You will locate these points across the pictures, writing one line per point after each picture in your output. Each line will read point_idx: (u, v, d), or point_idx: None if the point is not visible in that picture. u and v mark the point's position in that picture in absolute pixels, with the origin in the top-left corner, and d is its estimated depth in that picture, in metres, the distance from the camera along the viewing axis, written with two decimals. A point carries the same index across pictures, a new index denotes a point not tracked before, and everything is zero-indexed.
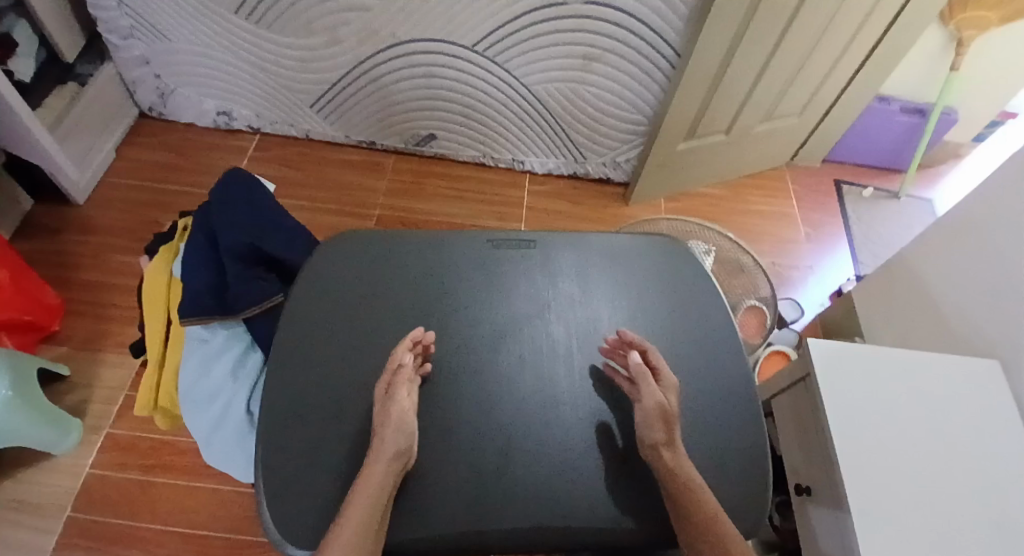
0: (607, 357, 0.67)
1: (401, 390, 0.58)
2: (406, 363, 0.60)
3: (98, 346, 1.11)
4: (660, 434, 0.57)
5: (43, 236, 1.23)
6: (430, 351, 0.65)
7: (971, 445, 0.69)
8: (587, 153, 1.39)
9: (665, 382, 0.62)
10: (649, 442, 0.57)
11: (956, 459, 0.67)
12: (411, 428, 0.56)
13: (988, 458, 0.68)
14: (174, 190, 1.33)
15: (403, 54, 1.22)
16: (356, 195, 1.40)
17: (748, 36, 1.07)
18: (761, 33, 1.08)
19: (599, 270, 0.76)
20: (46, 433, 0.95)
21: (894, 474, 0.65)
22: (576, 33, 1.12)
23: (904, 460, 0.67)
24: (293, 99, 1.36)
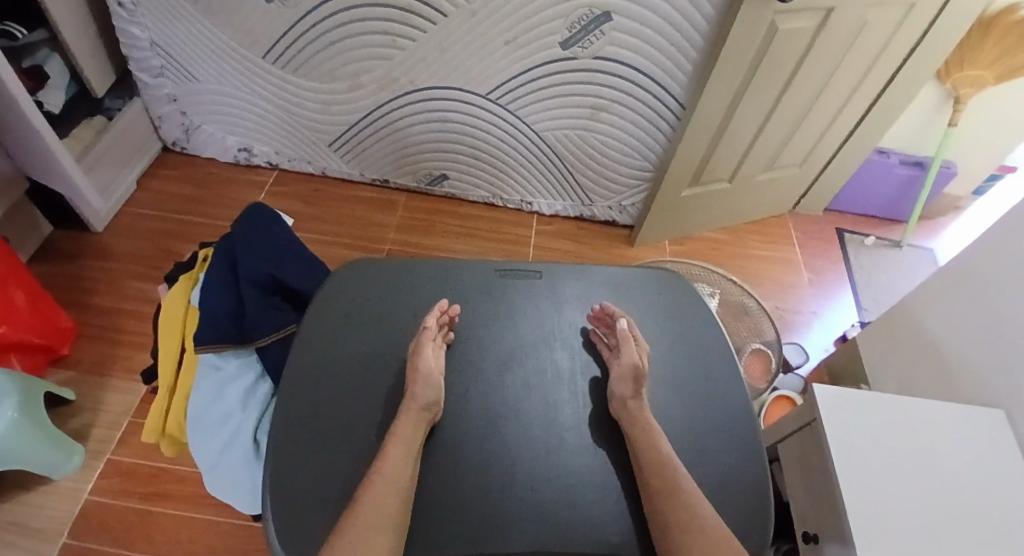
0: (591, 326, 0.74)
1: (428, 347, 0.63)
2: (432, 327, 0.66)
3: (106, 371, 1.12)
4: (629, 388, 0.63)
5: (61, 260, 1.26)
6: (454, 322, 0.71)
7: (980, 496, 0.68)
8: (594, 197, 1.43)
9: (643, 348, 0.68)
10: (619, 397, 0.63)
11: (965, 510, 0.67)
12: (437, 384, 0.61)
13: (998, 509, 0.67)
14: (191, 221, 1.37)
15: (420, 100, 1.27)
16: (367, 230, 1.44)
17: (751, 90, 1.12)
18: (764, 88, 1.13)
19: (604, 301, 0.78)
20: (47, 456, 0.95)
21: (902, 523, 0.65)
22: (585, 84, 1.18)
23: (912, 509, 0.66)
24: (312, 139, 1.42)
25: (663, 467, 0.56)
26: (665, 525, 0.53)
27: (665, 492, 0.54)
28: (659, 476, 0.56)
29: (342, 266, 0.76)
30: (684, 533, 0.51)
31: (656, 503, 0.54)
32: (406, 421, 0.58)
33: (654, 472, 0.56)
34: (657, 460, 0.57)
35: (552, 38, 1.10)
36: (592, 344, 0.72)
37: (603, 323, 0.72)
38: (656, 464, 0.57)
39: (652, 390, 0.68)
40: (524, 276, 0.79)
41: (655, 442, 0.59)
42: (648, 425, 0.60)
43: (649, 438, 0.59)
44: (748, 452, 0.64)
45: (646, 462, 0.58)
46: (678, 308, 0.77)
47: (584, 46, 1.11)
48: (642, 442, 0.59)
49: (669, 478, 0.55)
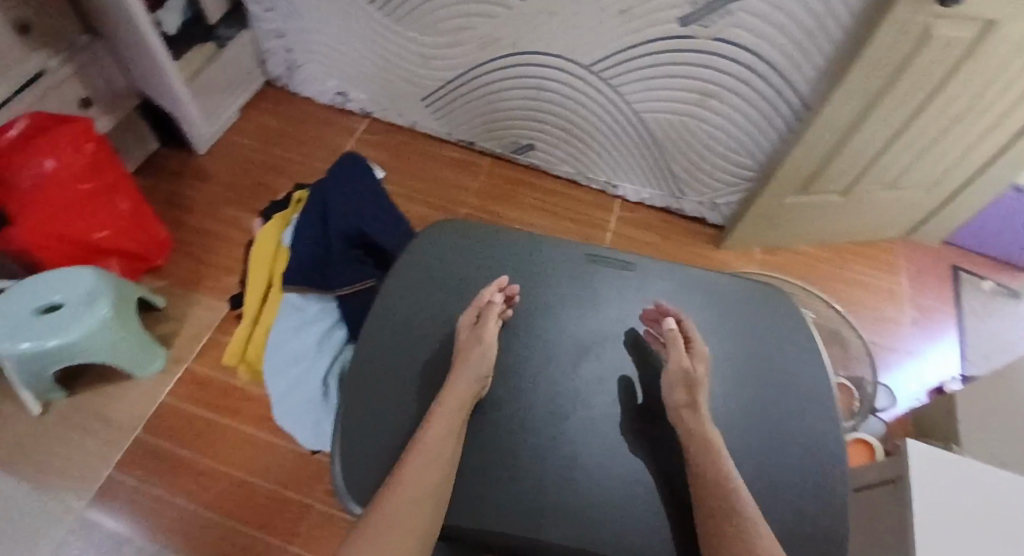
0: (645, 326, 0.68)
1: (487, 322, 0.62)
2: (496, 301, 0.64)
3: (192, 286, 1.18)
4: (681, 396, 0.59)
5: (163, 177, 1.33)
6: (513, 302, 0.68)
7: None
8: (685, 190, 1.35)
9: (700, 352, 0.63)
10: (673, 404, 0.59)
11: None
12: (489, 362, 0.60)
13: None
14: (282, 157, 1.41)
15: (519, 64, 1.23)
16: (449, 191, 1.43)
17: (884, 104, 1.00)
18: (899, 102, 1.00)
19: (694, 306, 0.72)
20: (133, 355, 1.02)
21: None
22: (697, 67, 1.10)
23: None
24: (406, 91, 1.41)
25: (719, 485, 0.52)
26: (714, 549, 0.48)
27: (718, 515, 0.50)
28: (714, 498, 0.51)
29: (432, 223, 0.74)
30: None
31: (707, 524, 0.50)
32: (457, 390, 0.57)
33: (708, 490, 0.52)
34: (712, 479, 0.52)
35: (669, 13, 1.02)
36: (645, 343, 0.68)
37: (656, 322, 0.67)
38: (711, 481, 0.52)
39: (728, 408, 0.64)
40: (615, 265, 0.75)
41: (712, 457, 0.54)
42: (707, 436, 0.56)
43: (706, 453, 0.54)
44: (825, 493, 0.59)
45: (700, 477, 0.53)
46: (773, 326, 0.71)
47: (705, 25, 1.02)
48: (700, 457, 0.54)
49: (726, 502, 0.50)
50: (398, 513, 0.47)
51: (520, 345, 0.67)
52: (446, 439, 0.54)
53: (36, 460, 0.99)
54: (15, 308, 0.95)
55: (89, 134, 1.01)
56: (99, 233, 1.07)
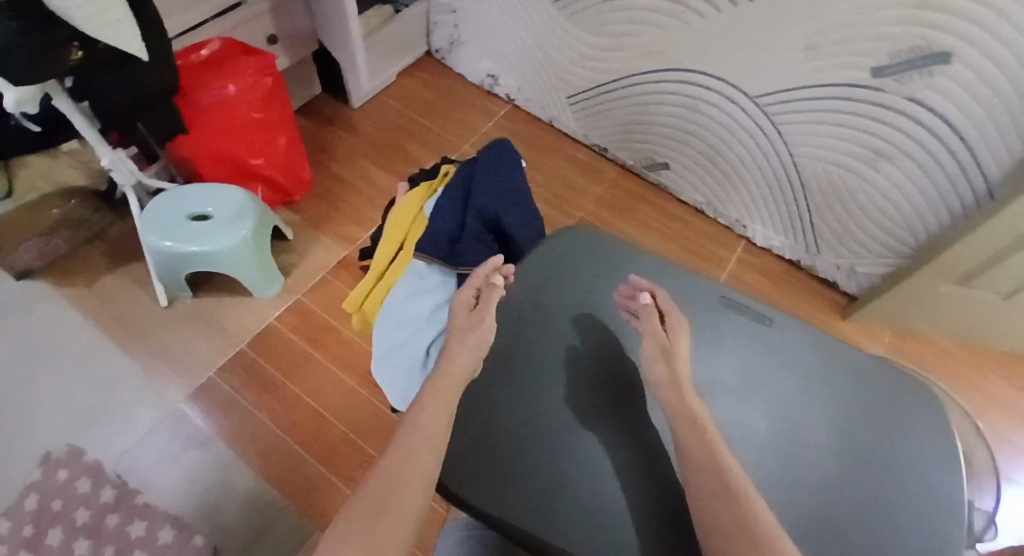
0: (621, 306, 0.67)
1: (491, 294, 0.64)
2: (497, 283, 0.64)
3: (317, 226, 1.26)
4: (664, 375, 0.56)
5: (317, 121, 1.43)
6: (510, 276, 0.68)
7: None
8: (823, 247, 1.26)
9: (677, 328, 0.60)
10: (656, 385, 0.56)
11: None
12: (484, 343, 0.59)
13: None
14: (424, 124, 1.46)
15: (678, 81, 1.19)
16: (569, 192, 1.42)
17: None
18: None
19: None
20: (257, 276, 1.11)
21: None
22: (878, 123, 1.00)
23: None
24: (556, 86, 1.41)
25: (715, 471, 0.46)
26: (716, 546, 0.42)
27: (712, 491, 0.45)
28: (706, 475, 0.46)
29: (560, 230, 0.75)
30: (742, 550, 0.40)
31: (703, 514, 0.44)
32: (455, 368, 0.57)
33: (698, 474, 0.47)
34: (703, 458, 0.47)
35: (863, 60, 0.94)
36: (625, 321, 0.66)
37: (632, 301, 0.65)
38: (704, 459, 0.47)
39: None
40: (751, 315, 0.66)
41: (701, 435, 0.49)
42: (699, 419, 0.51)
43: (695, 433, 0.50)
44: None
45: (692, 460, 0.48)
46: None
47: (901, 81, 0.93)
48: (687, 435, 0.50)
49: (724, 480, 0.45)
50: (384, 488, 0.44)
51: (589, 347, 0.64)
52: (437, 417, 0.51)
53: (152, 344, 1.09)
54: (172, 210, 1.06)
55: (268, 69, 1.10)
56: (254, 160, 1.16)
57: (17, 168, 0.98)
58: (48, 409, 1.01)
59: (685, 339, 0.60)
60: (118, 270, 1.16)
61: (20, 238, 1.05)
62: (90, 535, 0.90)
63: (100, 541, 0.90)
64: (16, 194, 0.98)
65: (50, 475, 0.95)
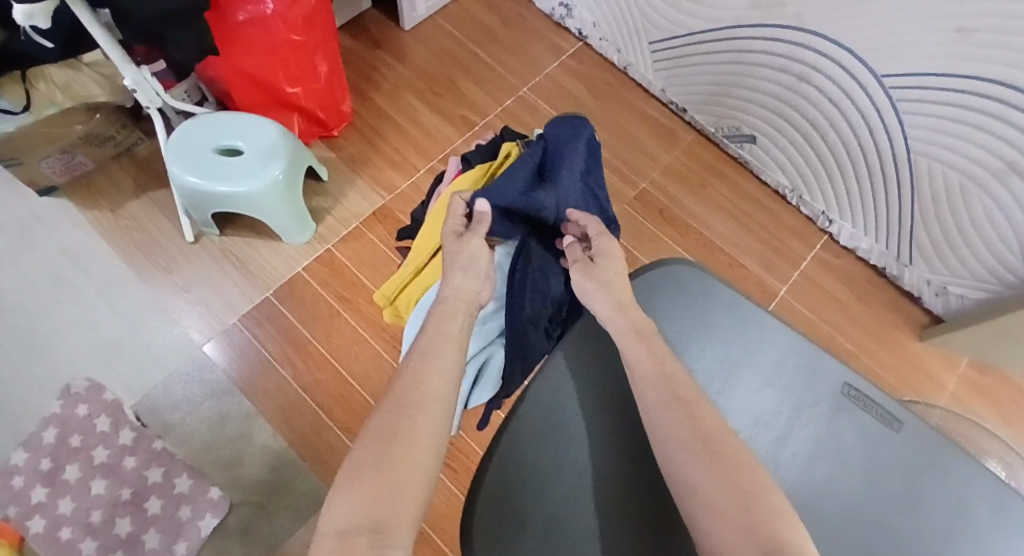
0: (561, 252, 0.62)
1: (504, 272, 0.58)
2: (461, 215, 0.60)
3: (355, 167, 1.15)
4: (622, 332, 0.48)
5: (364, 41, 1.27)
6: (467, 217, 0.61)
7: None
8: (917, 260, 1.10)
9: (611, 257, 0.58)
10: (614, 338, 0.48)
11: None
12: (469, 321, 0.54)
13: None
14: (482, 58, 1.29)
15: (788, 45, 0.99)
16: (636, 157, 1.26)
17: None
18: None
19: None
20: (289, 221, 1.03)
21: None
22: (1019, 132, 0.81)
23: None
24: (639, 28, 1.21)
25: (683, 400, 0.42)
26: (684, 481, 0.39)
27: (678, 406, 0.42)
28: (657, 390, 0.43)
29: (642, 268, 0.55)
30: (723, 485, 0.37)
31: (671, 448, 0.40)
32: None
33: (661, 406, 0.42)
34: (659, 371, 0.44)
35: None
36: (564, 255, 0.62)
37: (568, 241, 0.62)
38: (657, 375, 0.44)
39: None
40: (876, 415, 0.51)
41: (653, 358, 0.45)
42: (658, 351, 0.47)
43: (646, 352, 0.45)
44: None
45: (651, 394, 0.43)
46: None
47: None
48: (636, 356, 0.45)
49: (685, 396, 0.43)
50: (379, 456, 0.38)
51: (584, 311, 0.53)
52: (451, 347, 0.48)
53: (176, 281, 1.04)
54: (198, 138, 0.97)
55: None
56: (291, 88, 1.04)
57: (35, 78, 0.87)
58: (71, 339, 0.99)
59: (615, 259, 0.56)
60: (145, 195, 1.09)
61: (43, 152, 0.97)
62: (107, 475, 0.92)
63: (118, 481, 0.91)
64: (35, 107, 0.89)
65: (70, 409, 0.95)
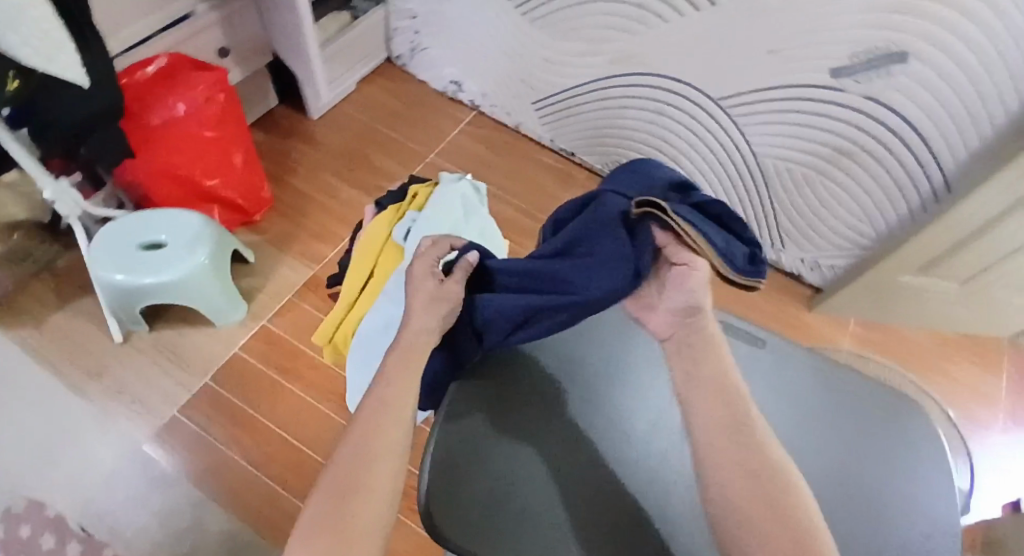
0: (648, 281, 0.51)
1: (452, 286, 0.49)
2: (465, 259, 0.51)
3: (280, 247, 1.22)
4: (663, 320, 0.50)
5: (275, 135, 1.38)
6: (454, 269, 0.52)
7: None
8: (788, 243, 1.28)
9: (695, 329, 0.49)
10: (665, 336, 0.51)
11: None
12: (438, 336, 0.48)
13: None
14: (388, 135, 1.43)
15: (645, 85, 1.19)
16: (540, 198, 1.41)
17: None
18: None
19: None
20: (219, 302, 1.07)
21: None
22: (838, 122, 1.02)
23: None
24: (521, 90, 1.39)
25: (734, 423, 0.42)
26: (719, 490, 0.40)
27: (730, 428, 0.42)
28: (723, 409, 0.43)
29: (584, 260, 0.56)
30: (758, 501, 0.38)
31: (714, 466, 0.41)
32: None
33: (715, 427, 0.43)
34: (720, 383, 0.45)
35: (824, 61, 0.96)
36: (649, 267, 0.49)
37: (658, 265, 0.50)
38: (717, 388, 0.45)
39: None
40: None
41: (717, 375, 0.46)
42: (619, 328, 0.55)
43: (712, 364, 0.46)
44: None
45: (708, 413, 0.44)
46: None
47: (860, 81, 0.95)
48: (705, 364, 0.47)
49: (741, 417, 0.43)
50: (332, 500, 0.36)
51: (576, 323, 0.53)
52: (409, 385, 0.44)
53: (110, 383, 1.03)
54: (122, 238, 1.01)
55: (222, 84, 1.06)
56: (209, 180, 1.11)
57: None
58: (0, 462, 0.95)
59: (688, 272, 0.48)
60: (69, 306, 1.10)
61: None
62: None
63: None
64: None
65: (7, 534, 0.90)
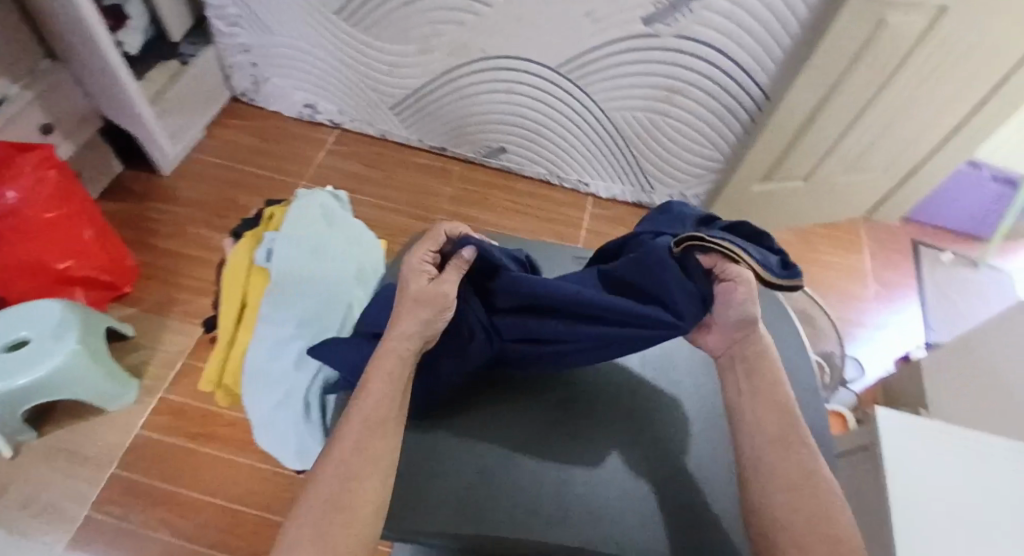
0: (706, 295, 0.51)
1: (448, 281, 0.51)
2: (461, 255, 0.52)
3: (164, 312, 1.16)
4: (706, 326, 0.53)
5: (129, 202, 1.31)
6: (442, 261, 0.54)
7: None
8: (656, 184, 1.38)
9: (757, 354, 0.51)
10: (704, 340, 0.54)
11: None
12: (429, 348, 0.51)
13: None
14: (252, 173, 1.39)
15: (489, 69, 1.23)
16: (423, 198, 1.42)
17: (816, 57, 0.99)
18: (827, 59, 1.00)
19: None
20: (106, 386, 1.00)
21: None
22: (665, 65, 1.12)
23: None
24: (374, 99, 1.40)
25: (782, 437, 0.47)
26: (763, 497, 0.44)
27: (780, 441, 0.46)
28: (777, 423, 0.47)
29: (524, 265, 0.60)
30: (797, 509, 0.43)
31: (762, 476, 0.45)
32: None
33: (767, 443, 0.46)
34: (777, 403, 0.49)
35: (635, 13, 1.04)
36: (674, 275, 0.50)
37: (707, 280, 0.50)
38: (776, 407, 0.48)
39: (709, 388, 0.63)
40: None
41: (772, 394, 0.49)
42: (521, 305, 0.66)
43: (771, 386, 0.50)
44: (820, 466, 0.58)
45: (765, 427, 0.47)
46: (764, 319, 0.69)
47: (669, 23, 1.04)
48: (761, 386, 0.50)
49: (789, 430, 0.47)
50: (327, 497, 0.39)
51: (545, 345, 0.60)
52: (394, 394, 0.46)
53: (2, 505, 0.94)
54: None
55: (51, 160, 0.98)
56: (63, 262, 1.03)
57: None
58: None
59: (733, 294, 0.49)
60: None
61: None
62: None
63: None
64: None
65: None
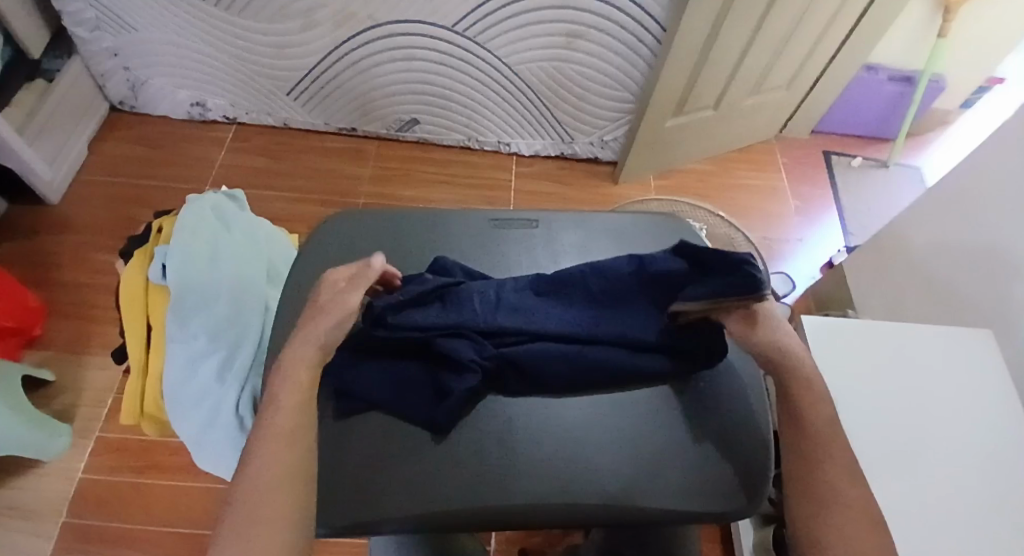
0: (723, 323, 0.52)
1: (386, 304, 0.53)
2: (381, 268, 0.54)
3: (80, 349, 1.09)
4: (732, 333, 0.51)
5: (18, 238, 1.20)
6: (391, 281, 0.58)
7: (986, 408, 0.66)
8: (574, 133, 1.37)
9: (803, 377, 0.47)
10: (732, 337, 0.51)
11: (964, 412, 0.66)
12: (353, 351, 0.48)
13: (1003, 414, 0.66)
14: (151, 185, 1.30)
15: (381, 38, 1.18)
16: (341, 183, 1.37)
17: None
18: None
19: (602, 249, 0.69)
20: (35, 439, 0.93)
21: (896, 432, 0.64)
22: (559, 9, 1.09)
23: (909, 418, 0.65)
24: (268, 87, 1.31)
25: (820, 451, 0.43)
26: (811, 515, 0.40)
27: (814, 455, 0.42)
28: (806, 433, 0.44)
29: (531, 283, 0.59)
30: (849, 527, 0.38)
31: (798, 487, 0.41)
32: None
33: (813, 462, 0.42)
34: (810, 417, 0.44)
35: None
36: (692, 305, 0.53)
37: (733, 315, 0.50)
38: (812, 423, 0.44)
39: None
40: (518, 225, 0.70)
41: (813, 400, 0.45)
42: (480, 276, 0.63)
43: (811, 393, 0.46)
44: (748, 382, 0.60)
45: (801, 439, 0.44)
46: None
47: None
48: (802, 396, 0.46)
49: (821, 438, 0.43)
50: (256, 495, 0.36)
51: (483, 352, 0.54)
52: (303, 402, 0.42)
53: None
54: None
55: None
56: None
57: None
58: None
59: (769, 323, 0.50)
60: None
61: None
62: None
63: None
64: None
65: None
